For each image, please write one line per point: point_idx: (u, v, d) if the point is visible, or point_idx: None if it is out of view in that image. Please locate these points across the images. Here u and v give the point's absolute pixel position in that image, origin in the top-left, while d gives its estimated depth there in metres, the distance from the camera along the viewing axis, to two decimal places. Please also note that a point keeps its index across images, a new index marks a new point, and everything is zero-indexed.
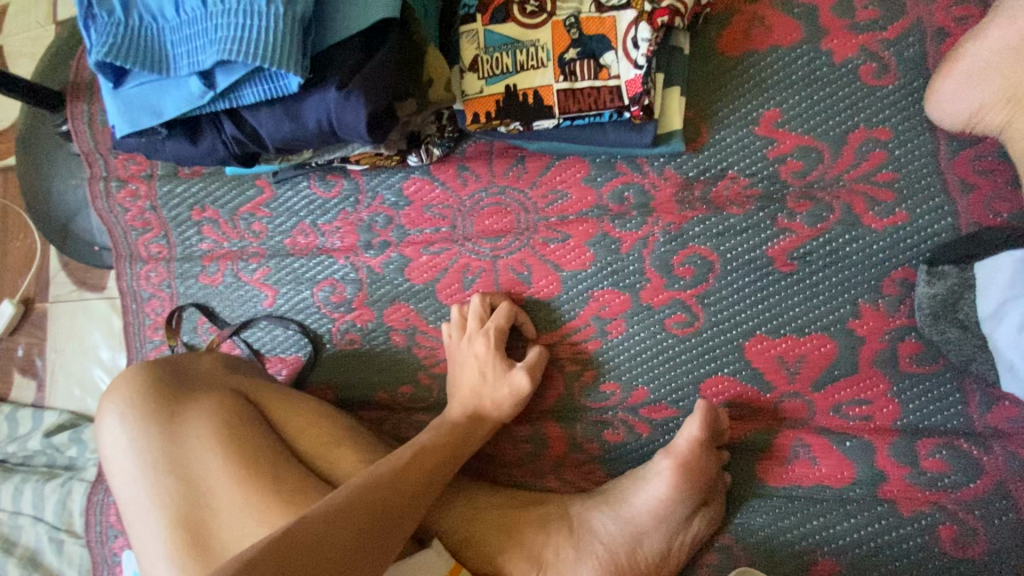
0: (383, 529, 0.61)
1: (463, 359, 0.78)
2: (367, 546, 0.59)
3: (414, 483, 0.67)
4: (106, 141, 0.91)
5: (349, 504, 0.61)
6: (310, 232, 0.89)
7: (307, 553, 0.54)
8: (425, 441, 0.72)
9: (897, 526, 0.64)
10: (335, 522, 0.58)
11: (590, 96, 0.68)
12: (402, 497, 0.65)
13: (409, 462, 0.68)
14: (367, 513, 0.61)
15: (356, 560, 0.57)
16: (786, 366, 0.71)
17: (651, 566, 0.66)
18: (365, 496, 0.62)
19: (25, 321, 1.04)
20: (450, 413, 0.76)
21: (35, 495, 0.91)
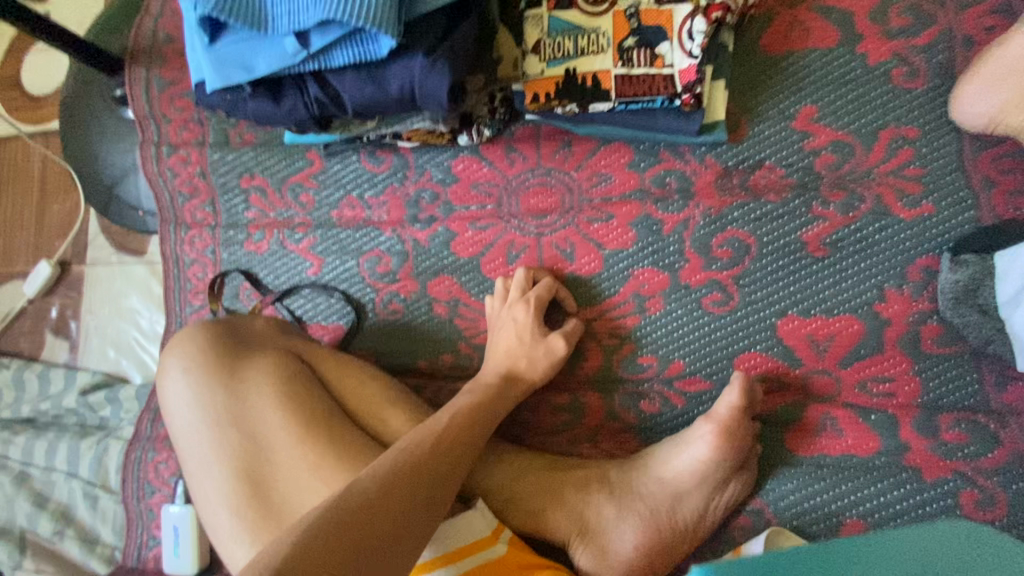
0: (434, 486, 0.64)
1: (502, 325, 0.81)
2: (420, 504, 0.62)
3: (460, 443, 0.69)
4: (162, 108, 0.93)
5: (399, 465, 0.63)
6: (356, 205, 0.92)
7: (362, 517, 0.57)
8: (469, 403, 0.74)
9: (919, 491, 0.68)
10: (387, 484, 0.60)
11: (644, 83, 0.72)
12: (449, 457, 0.67)
13: (452, 424, 0.70)
14: (417, 473, 0.63)
15: (410, 519, 0.60)
16: (816, 344, 0.75)
17: (688, 525, 0.70)
18: (412, 457, 0.64)
19: (60, 283, 1.05)
20: (483, 376, 0.78)
21: (69, 452, 0.92)
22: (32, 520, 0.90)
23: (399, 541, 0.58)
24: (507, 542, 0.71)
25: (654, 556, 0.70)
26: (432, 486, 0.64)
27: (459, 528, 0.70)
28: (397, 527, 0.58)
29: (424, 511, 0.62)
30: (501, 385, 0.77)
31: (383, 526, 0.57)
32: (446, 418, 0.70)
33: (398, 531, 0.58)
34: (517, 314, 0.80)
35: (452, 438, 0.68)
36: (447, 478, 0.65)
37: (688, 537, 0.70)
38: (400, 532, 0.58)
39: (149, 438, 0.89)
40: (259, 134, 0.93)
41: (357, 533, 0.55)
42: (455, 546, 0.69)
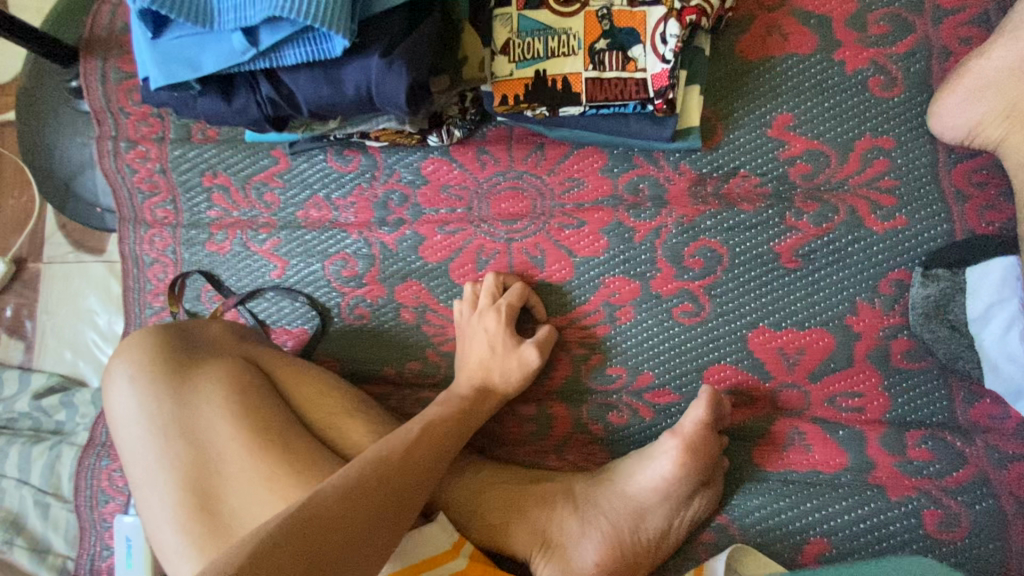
0: (396, 501, 0.61)
1: (473, 334, 0.79)
2: (382, 519, 0.59)
3: (425, 456, 0.67)
4: (119, 101, 0.89)
5: (362, 477, 0.61)
6: (323, 205, 0.89)
7: (319, 533, 0.54)
8: (435, 414, 0.71)
9: (884, 509, 0.67)
10: (347, 500, 0.58)
11: (615, 90, 0.70)
12: (413, 471, 0.64)
13: (417, 436, 0.68)
14: (379, 487, 0.61)
15: (370, 535, 0.57)
16: (786, 357, 0.74)
17: (651, 542, 0.69)
18: (376, 469, 0.62)
19: (15, 281, 1.01)
20: (456, 387, 0.77)
21: (21, 457, 0.89)
22: None
23: (357, 557, 0.55)
24: (467, 556, 0.70)
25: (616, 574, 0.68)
26: (394, 501, 0.61)
27: (417, 542, 0.69)
28: (356, 544, 0.56)
29: (384, 528, 0.59)
30: (468, 397, 0.75)
31: (340, 543, 0.55)
32: (413, 430, 0.68)
33: (356, 548, 0.56)
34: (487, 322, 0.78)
35: (417, 451, 0.66)
36: (410, 493, 0.63)
37: (651, 554, 0.69)
38: (358, 548, 0.56)
39: (103, 445, 0.86)
40: (222, 130, 0.90)
41: (313, 549, 0.52)
42: (413, 560, 0.68)
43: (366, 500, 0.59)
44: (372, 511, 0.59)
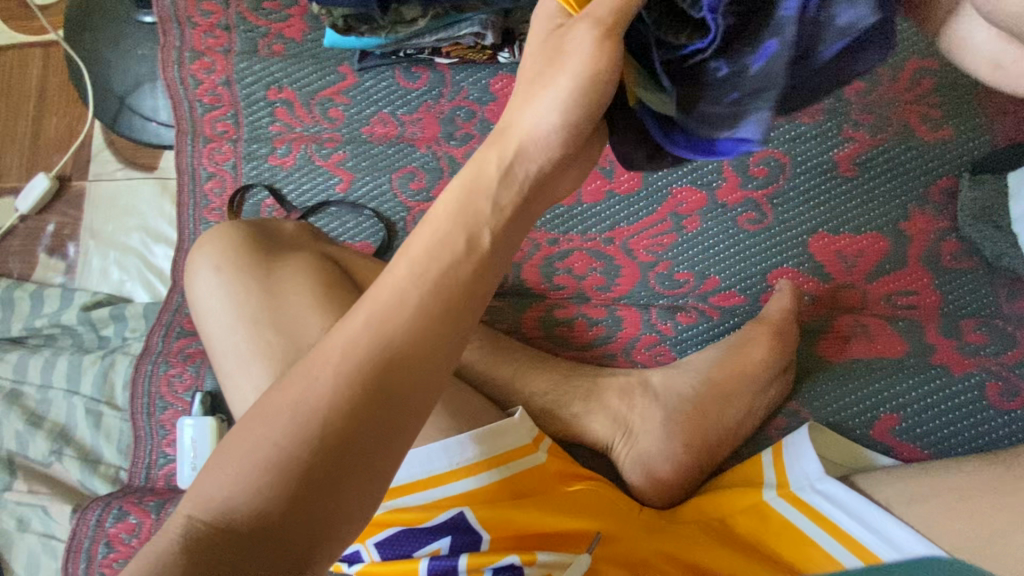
0: (379, 405, 0.40)
1: (569, 52, 0.45)
2: (361, 450, 0.39)
3: (415, 305, 0.43)
4: (189, 12, 0.92)
5: (319, 392, 0.40)
6: (388, 122, 0.90)
7: (261, 499, 0.37)
8: (450, 250, 0.45)
9: (948, 384, 0.72)
10: (315, 387, 0.40)
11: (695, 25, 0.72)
12: (400, 329, 0.42)
13: (409, 294, 0.43)
14: (343, 401, 0.39)
15: (345, 478, 0.39)
16: (845, 259, 0.78)
17: (731, 426, 0.72)
18: (338, 374, 0.40)
19: (58, 200, 1.00)
20: (511, 147, 0.48)
21: (70, 368, 0.86)
22: (27, 438, 0.84)
23: (331, 518, 0.38)
24: (547, 451, 0.66)
25: (701, 456, 0.71)
26: (374, 417, 0.40)
27: (498, 436, 0.63)
28: (323, 498, 0.38)
29: (366, 463, 0.39)
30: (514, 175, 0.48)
31: (293, 503, 0.37)
32: (393, 290, 0.43)
33: (327, 503, 0.38)
34: (608, 31, 0.44)
35: (409, 320, 0.42)
36: (404, 393, 0.41)
37: (730, 439, 0.72)
38: (330, 503, 0.38)
39: (160, 353, 0.84)
40: (289, 45, 0.91)
41: (252, 521, 0.37)
42: (493, 453, 0.63)
43: (322, 429, 0.39)
44: (339, 443, 0.39)
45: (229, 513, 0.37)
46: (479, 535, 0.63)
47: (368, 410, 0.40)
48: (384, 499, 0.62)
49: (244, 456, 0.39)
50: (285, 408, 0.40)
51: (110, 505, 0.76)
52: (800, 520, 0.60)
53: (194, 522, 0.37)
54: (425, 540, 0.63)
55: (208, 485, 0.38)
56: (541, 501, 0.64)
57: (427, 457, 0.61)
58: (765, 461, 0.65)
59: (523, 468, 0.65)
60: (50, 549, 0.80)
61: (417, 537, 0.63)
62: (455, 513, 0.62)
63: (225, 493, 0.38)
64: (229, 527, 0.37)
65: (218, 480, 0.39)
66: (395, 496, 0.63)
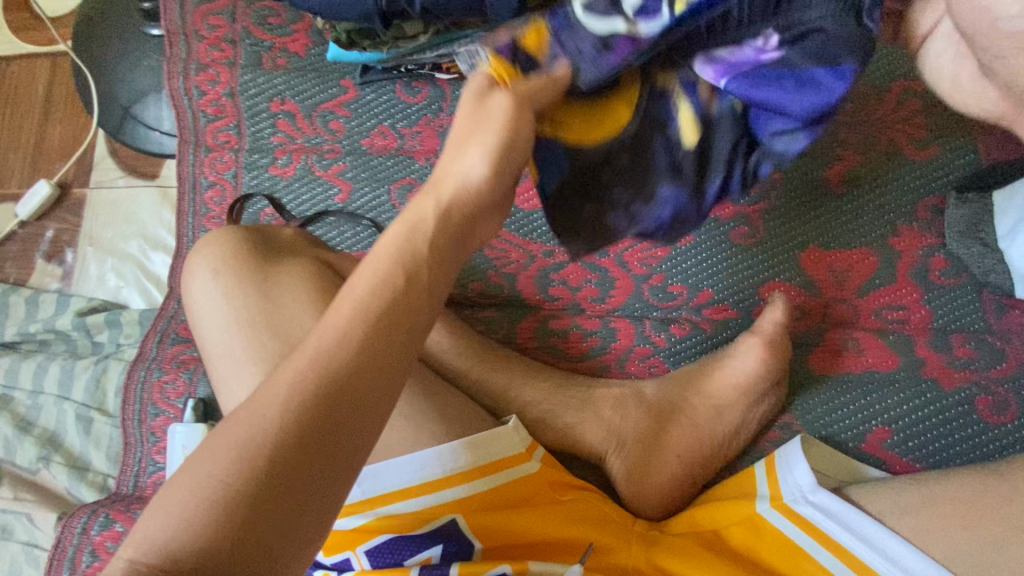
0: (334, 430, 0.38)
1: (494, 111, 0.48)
2: (319, 477, 0.37)
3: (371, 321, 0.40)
4: (196, 26, 0.95)
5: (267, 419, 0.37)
6: (388, 134, 0.91)
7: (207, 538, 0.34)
8: (394, 280, 0.42)
9: (939, 398, 0.73)
10: (265, 415, 0.37)
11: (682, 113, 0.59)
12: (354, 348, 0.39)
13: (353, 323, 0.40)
14: (291, 426, 0.37)
15: (295, 506, 0.36)
16: (836, 274, 0.79)
17: (725, 437, 0.72)
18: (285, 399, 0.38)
19: (58, 206, 1.00)
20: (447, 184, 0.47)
21: (62, 374, 0.86)
22: (15, 445, 0.83)
23: (279, 550, 0.35)
24: (541, 460, 0.66)
25: (693, 467, 0.71)
26: (331, 439, 0.37)
27: (491, 443, 0.63)
28: (272, 528, 0.35)
29: (318, 489, 0.37)
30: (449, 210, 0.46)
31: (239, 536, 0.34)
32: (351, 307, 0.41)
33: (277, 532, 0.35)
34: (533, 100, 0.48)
35: (364, 340, 0.40)
36: (355, 419, 0.38)
37: (723, 450, 0.72)
38: (278, 533, 0.35)
39: (153, 359, 0.84)
40: (293, 60, 0.94)
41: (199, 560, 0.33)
42: (486, 460, 0.63)
43: (270, 455, 0.36)
44: (287, 469, 0.36)
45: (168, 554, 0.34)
46: (473, 544, 0.62)
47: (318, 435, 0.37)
48: (375, 505, 0.61)
49: (190, 486, 0.36)
50: (235, 440, 0.37)
51: (96, 512, 0.75)
52: (793, 533, 0.59)
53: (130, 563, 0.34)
54: (416, 548, 0.62)
55: (150, 525, 0.35)
56: (536, 510, 0.64)
57: (423, 463, 0.61)
58: (757, 473, 0.64)
59: (514, 477, 0.64)
60: (33, 558, 0.78)
61: (408, 545, 0.62)
62: (448, 520, 0.62)
63: (167, 529, 0.35)
64: (169, 568, 0.33)
65: (159, 521, 0.35)
66: (385, 503, 0.61)
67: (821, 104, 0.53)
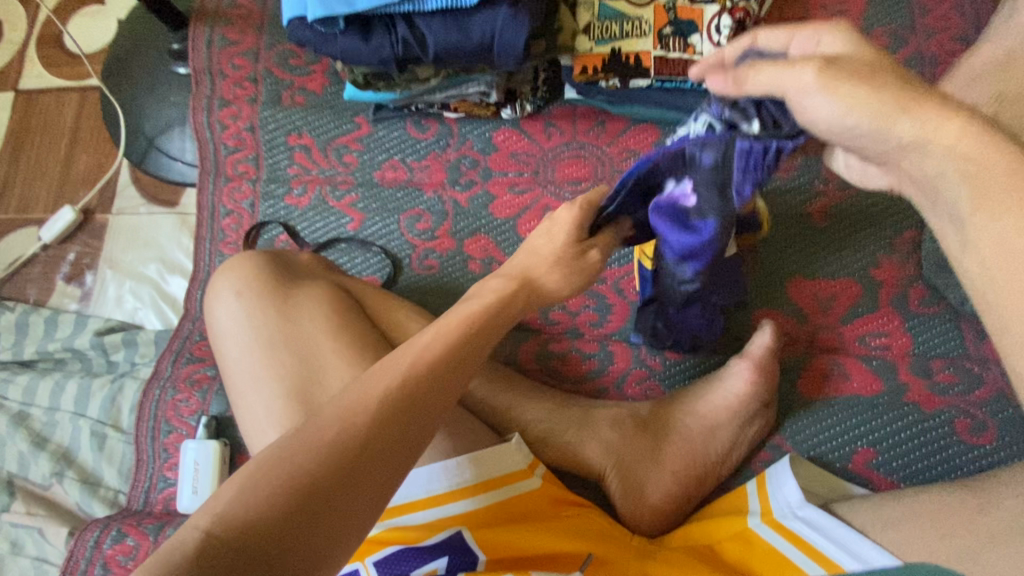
0: (406, 436, 0.46)
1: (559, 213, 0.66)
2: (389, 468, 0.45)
3: (442, 358, 0.51)
4: (221, 66, 1.02)
5: (341, 421, 0.45)
6: (399, 167, 0.97)
7: (296, 508, 0.40)
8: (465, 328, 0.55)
9: (920, 420, 0.76)
10: (352, 418, 0.45)
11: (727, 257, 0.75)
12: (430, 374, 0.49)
13: (415, 358, 0.50)
14: (362, 431, 0.44)
15: (354, 499, 0.42)
16: (821, 303, 0.84)
17: (718, 457, 0.75)
18: (359, 407, 0.46)
19: (80, 231, 1.05)
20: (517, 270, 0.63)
21: (78, 391, 0.89)
22: (30, 460, 0.85)
23: (344, 529, 0.41)
24: (542, 477, 0.69)
25: (688, 486, 0.74)
26: (405, 440, 0.46)
27: (495, 459, 0.67)
28: (331, 517, 0.41)
29: (381, 482, 0.44)
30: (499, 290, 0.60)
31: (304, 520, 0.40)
32: (427, 345, 0.52)
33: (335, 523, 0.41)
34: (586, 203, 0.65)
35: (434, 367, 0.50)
36: (411, 435, 0.46)
37: (717, 469, 0.75)
38: (337, 522, 0.41)
39: (168, 378, 0.87)
40: (310, 97, 1.00)
41: (290, 526, 0.39)
42: (491, 475, 0.67)
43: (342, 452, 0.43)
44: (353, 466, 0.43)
45: (245, 529, 0.38)
46: (475, 555, 0.64)
47: (381, 441, 0.45)
48: (388, 516, 0.66)
49: (265, 470, 0.41)
50: (325, 435, 0.44)
51: (108, 527, 0.78)
52: (782, 545, 0.62)
53: (206, 533, 0.38)
54: (424, 559, 0.64)
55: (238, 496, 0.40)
56: (536, 523, 0.67)
57: (434, 475, 0.65)
58: (748, 491, 0.69)
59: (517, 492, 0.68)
60: (42, 572, 0.80)
61: (416, 556, 0.64)
62: (454, 532, 0.65)
63: (242, 505, 0.39)
64: (259, 534, 0.38)
65: (245, 493, 0.40)
66: (397, 514, 0.66)
67: (692, 245, 0.64)
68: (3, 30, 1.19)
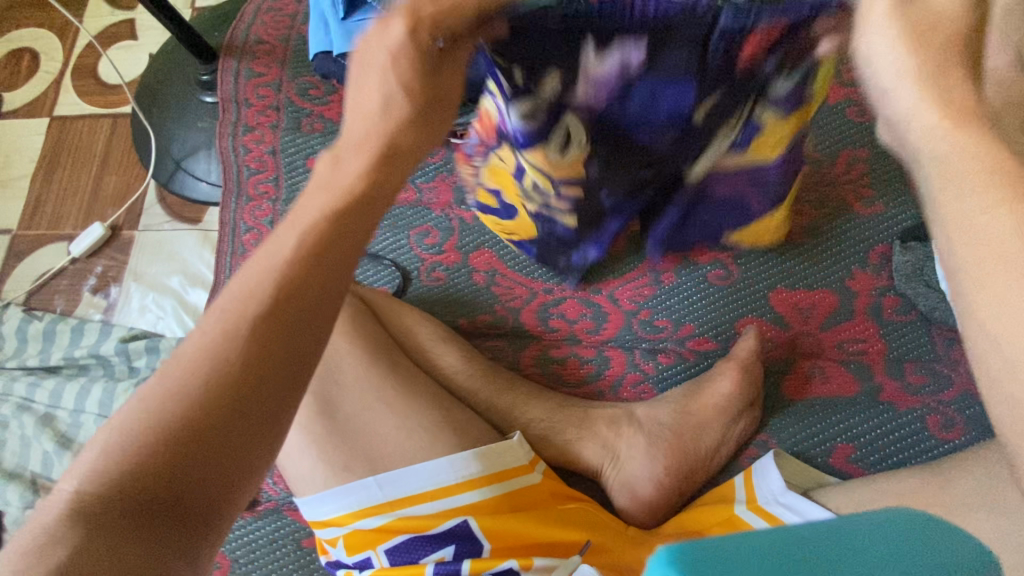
0: (278, 362, 0.40)
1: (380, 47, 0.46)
2: (266, 397, 0.39)
3: (314, 261, 0.42)
4: (247, 96, 1.11)
5: (204, 365, 0.39)
6: (409, 188, 1.04)
7: (160, 455, 0.37)
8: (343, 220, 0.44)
9: (895, 417, 0.82)
10: (210, 352, 0.39)
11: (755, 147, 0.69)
12: (295, 286, 0.41)
13: (285, 267, 0.41)
14: (227, 366, 0.39)
15: (229, 436, 0.38)
16: (802, 311, 0.90)
17: (707, 452, 0.80)
18: (224, 344, 0.39)
19: (108, 246, 1.12)
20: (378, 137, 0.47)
21: (103, 394, 0.94)
22: (54, 459, 0.90)
23: (229, 465, 0.38)
24: (543, 473, 0.73)
25: (680, 479, 0.78)
26: (279, 366, 0.40)
27: (498, 454, 0.70)
28: (209, 460, 0.38)
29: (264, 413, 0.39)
30: (378, 157, 0.47)
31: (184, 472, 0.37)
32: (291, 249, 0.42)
33: (219, 471, 0.38)
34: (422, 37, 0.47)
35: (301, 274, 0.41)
36: (286, 362, 0.40)
37: (706, 465, 0.80)
38: (211, 464, 0.38)
39: None
40: (328, 124, 1.09)
41: (160, 471, 0.37)
42: (495, 469, 0.70)
43: (211, 399, 0.38)
44: (230, 412, 0.38)
45: (117, 484, 0.36)
46: (481, 542, 0.68)
47: (257, 378, 0.39)
48: (397, 508, 0.67)
49: (130, 423, 0.38)
50: (186, 377, 0.39)
51: None
52: (763, 528, 0.66)
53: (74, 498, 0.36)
54: (432, 547, 0.67)
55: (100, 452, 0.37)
56: (540, 513, 0.70)
57: (444, 467, 0.68)
58: (737, 482, 0.73)
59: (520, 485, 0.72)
60: None
61: (424, 544, 0.67)
62: (461, 522, 0.68)
63: (107, 464, 0.37)
64: (127, 484, 0.36)
65: (109, 447, 0.37)
66: (404, 505, 0.68)
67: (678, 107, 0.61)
68: (40, 62, 1.28)
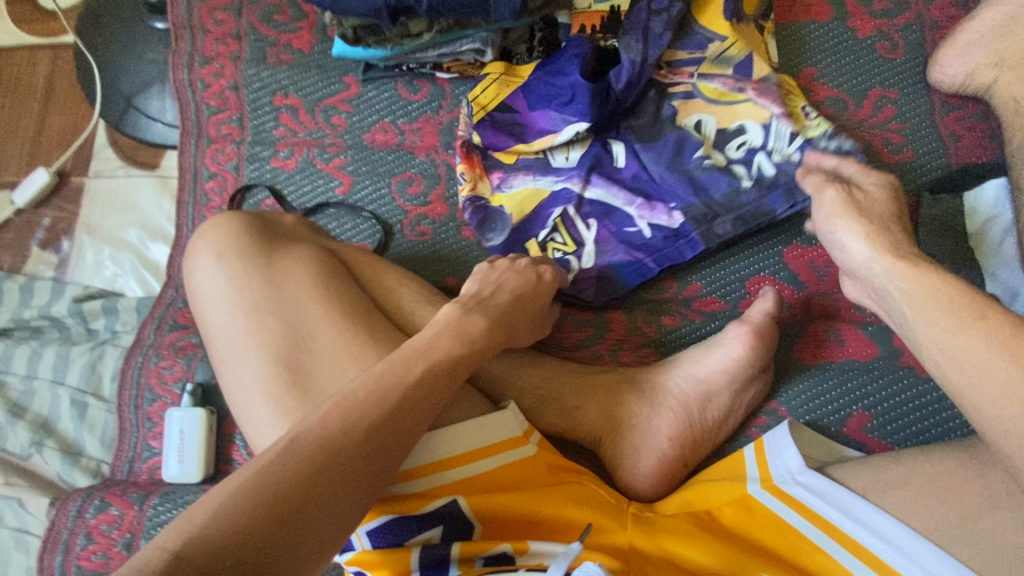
0: (380, 460, 0.50)
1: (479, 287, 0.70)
2: (363, 486, 0.49)
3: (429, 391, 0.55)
4: (202, 21, 0.97)
5: (316, 446, 0.47)
6: (389, 130, 0.93)
7: (271, 526, 0.43)
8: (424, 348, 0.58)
9: (916, 383, 0.76)
10: (334, 445, 0.48)
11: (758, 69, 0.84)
12: (409, 408, 0.53)
13: (404, 391, 0.53)
14: (344, 459, 0.48)
15: (330, 515, 0.46)
16: (818, 269, 0.83)
17: (715, 421, 0.74)
18: (331, 447, 0.47)
19: (55, 194, 1.01)
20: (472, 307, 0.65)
21: (57, 359, 0.86)
22: (8, 429, 0.83)
23: (317, 538, 0.45)
24: (537, 444, 0.68)
25: (684, 450, 0.73)
26: (380, 461, 0.50)
27: (490, 425, 0.65)
28: (307, 532, 0.44)
29: (356, 499, 0.48)
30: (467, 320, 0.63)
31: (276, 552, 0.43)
32: (404, 371, 0.55)
33: (307, 539, 0.44)
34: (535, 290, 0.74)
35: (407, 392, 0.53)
36: (385, 461, 0.50)
37: (713, 434, 0.75)
38: (309, 538, 0.45)
39: (151, 345, 0.83)
40: (296, 55, 0.96)
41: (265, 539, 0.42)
42: (484, 442, 0.64)
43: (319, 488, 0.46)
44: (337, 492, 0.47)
45: (221, 549, 0.40)
46: (471, 524, 0.63)
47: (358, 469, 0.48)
48: None
49: (248, 491, 0.43)
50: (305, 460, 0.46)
51: (92, 496, 0.76)
52: (781, 509, 0.63)
53: (175, 556, 0.39)
54: (417, 530, 0.62)
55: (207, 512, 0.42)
56: (533, 489, 0.65)
57: (430, 442, 0.62)
58: (747, 458, 0.68)
59: (513, 459, 0.66)
60: (23, 544, 0.78)
61: (408, 527, 0.62)
62: (449, 502, 0.63)
63: (211, 529, 0.41)
64: (229, 548, 0.41)
65: (219, 509, 0.42)
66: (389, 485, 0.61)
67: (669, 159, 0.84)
68: None
